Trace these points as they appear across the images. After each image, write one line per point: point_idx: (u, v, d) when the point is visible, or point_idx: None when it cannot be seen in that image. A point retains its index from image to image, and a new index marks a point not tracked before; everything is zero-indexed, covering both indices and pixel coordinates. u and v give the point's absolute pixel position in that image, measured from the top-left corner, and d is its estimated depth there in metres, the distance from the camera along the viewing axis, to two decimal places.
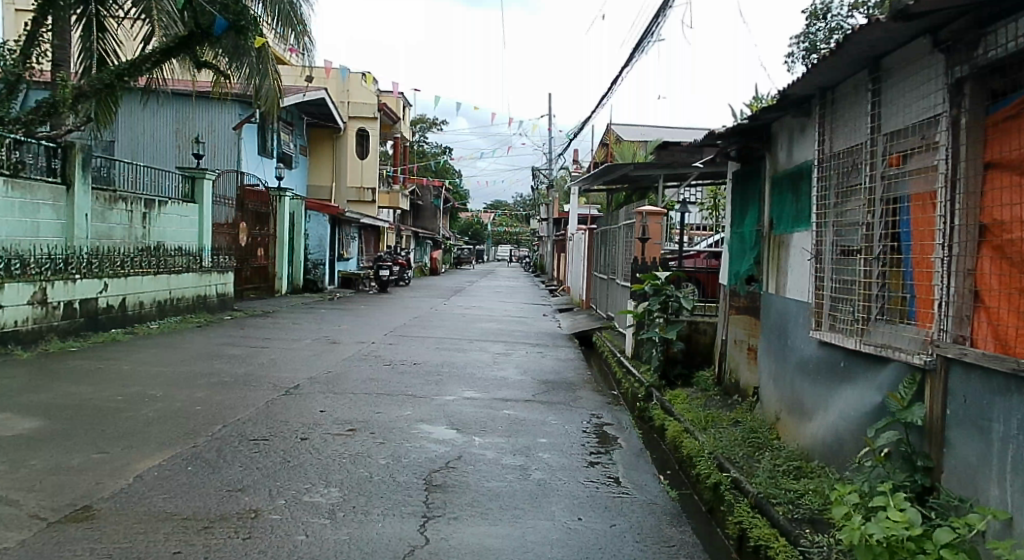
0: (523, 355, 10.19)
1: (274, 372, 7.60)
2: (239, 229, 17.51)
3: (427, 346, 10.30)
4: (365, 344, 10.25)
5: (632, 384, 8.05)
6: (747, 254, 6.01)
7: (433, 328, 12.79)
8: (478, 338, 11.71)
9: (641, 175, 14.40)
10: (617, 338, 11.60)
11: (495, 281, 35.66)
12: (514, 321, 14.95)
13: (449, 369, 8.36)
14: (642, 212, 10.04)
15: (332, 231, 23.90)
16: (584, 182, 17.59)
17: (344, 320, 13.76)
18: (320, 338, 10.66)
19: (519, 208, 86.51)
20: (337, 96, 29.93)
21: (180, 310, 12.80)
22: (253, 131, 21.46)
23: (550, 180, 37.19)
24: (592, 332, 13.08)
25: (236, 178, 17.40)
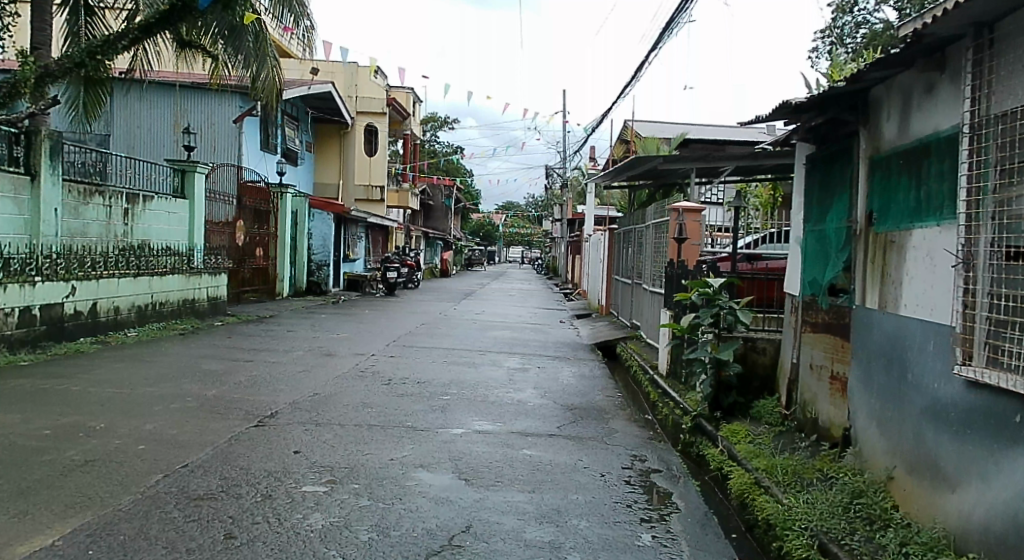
0: (542, 370, 8.96)
1: (251, 394, 6.41)
2: (236, 227, 16.38)
3: (434, 360, 9.10)
4: (364, 357, 9.06)
5: (675, 410, 6.84)
6: (829, 257, 4.79)
7: (442, 337, 11.58)
8: (492, 349, 10.50)
9: (670, 169, 13.16)
10: (647, 350, 10.36)
11: (507, 284, 34.43)
12: (530, 329, 13.72)
13: (458, 390, 7.15)
14: (679, 208, 8.78)
15: (338, 231, 22.78)
16: (605, 179, 16.42)
17: (345, 327, 12.60)
18: (314, 349, 9.49)
19: (531, 210, 85.57)
20: (344, 89, 28.75)
21: (164, 315, 11.67)
22: (256, 125, 20.39)
23: (564, 180, 36.10)
24: (617, 342, 11.84)
25: (234, 173, 16.28)
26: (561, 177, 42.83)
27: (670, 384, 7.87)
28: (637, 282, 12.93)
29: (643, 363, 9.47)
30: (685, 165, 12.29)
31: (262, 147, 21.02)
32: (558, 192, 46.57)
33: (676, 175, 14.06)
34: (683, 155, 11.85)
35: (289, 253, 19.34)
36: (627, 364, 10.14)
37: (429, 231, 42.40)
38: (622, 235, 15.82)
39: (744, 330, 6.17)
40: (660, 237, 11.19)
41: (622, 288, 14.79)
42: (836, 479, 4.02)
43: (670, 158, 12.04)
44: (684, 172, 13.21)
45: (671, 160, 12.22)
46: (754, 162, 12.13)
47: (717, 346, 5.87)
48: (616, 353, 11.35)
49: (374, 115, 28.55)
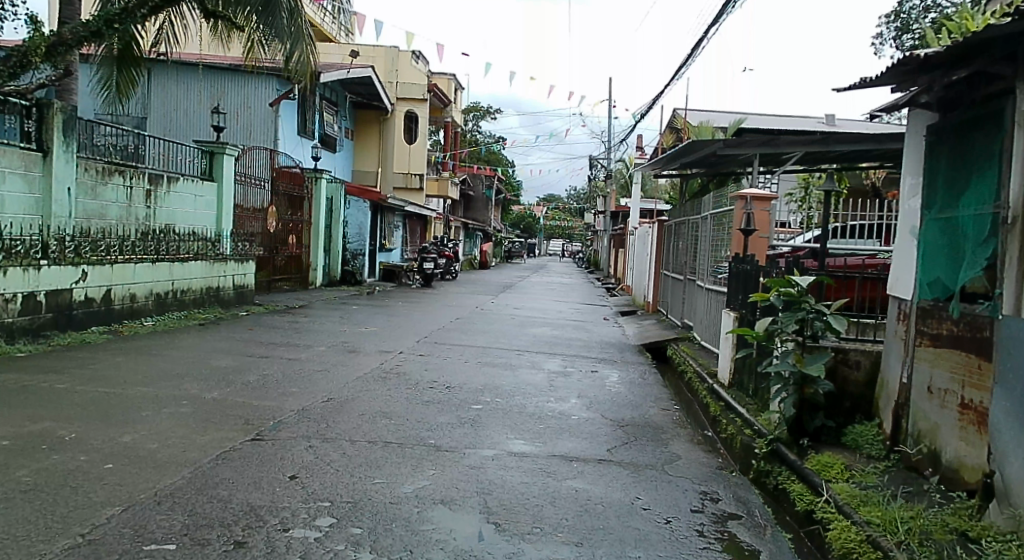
0: (587, 375, 8.01)
1: (258, 397, 5.62)
2: (269, 213, 15.74)
3: (467, 360, 8.23)
4: (392, 355, 8.25)
5: (743, 430, 5.84)
6: (962, 252, 3.77)
7: (477, 334, 10.72)
8: (532, 349, 9.60)
9: (729, 156, 12.08)
10: (704, 355, 9.33)
11: (547, 277, 33.50)
12: (573, 327, 12.77)
13: (493, 398, 6.27)
14: (747, 196, 7.72)
15: (375, 220, 22.09)
16: (655, 167, 15.39)
17: (375, 320, 11.84)
18: (338, 345, 8.71)
19: (572, 202, 84.49)
20: (385, 75, 28.04)
21: (186, 304, 11.03)
22: (293, 109, 19.81)
23: (608, 171, 35.02)
24: (668, 345, 10.81)
25: (269, 157, 15.63)
26: (604, 168, 41.74)
27: (733, 397, 6.86)
28: (693, 279, 11.88)
29: (699, 370, 8.45)
30: (748, 150, 11.18)
31: (299, 132, 20.42)
32: (601, 184, 45.45)
33: (734, 163, 12.95)
34: (746, 139, 10.77)
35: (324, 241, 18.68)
36: (682, 369, 9.13)
37: (469, 222, 41.68)
38: (673, 228, 14.74)
39: (832, 340, 5.16)
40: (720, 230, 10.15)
41: (673, 284, 13.73)
42: (984, 552, 2.99)
43: (732, 142, 10.94)
44: (745, 159, 12.09)
45: (733, 145, 11.13)
46: (824, 148, 11.00)
47: (803, 359, 4.88)
48: (668, 357, 10.34)
49: (414, 101, 27.81)
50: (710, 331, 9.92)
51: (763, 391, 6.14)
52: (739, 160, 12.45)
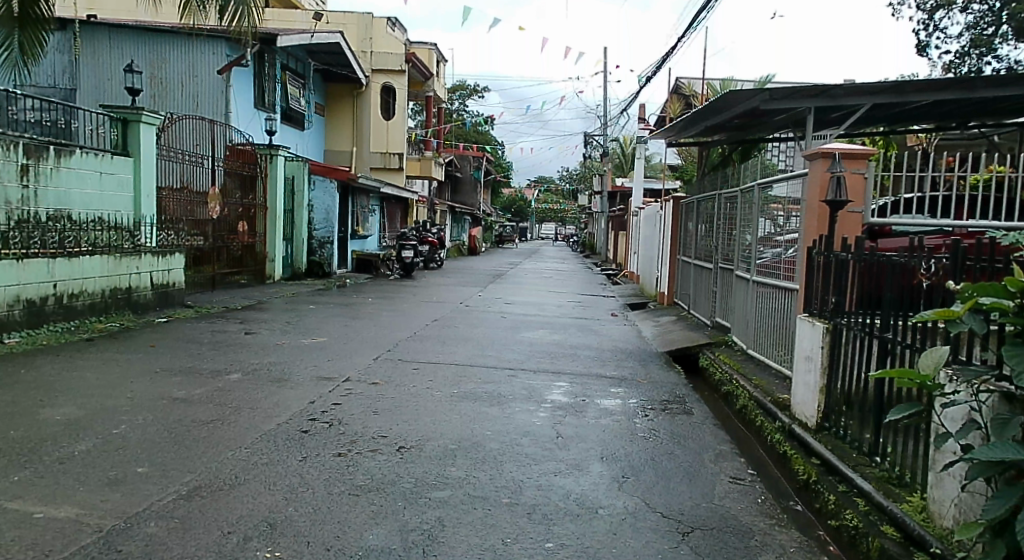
0: (609, 411, 5.66)
1: (52, 495, 3.25)
2: (212, 196, 13.29)
3: (439, 393, 5.87)
4: (333, 387, 5.88)
5: (879, 527, 3.53)
6: None
7: (458, 345, 8.34)
8: (530, 367, 7.27)
9: (768, 113, 9.70)
10: (758, 374, 7.02)
11: (541, 263, 31.34)
12: (577, 329, 10.42)
13: (469, 476, 3.92)
14: (834, 153, 5.41)
15: (347, 204, 19.66)
16: (668, 134, 13.10)
17: (330, 326, 9.45)
18: (263, 370, 6.35)
19: (565, 185, 82.42)
20: (358, 44, 25.48)
21: (78, 312, 8.56)
22: (246, 77, 17.35)
23: (606, 149, 32.76)
24: (703, 356, 8.52)
25: (209, 130, 13.18)
26: (599, 146, 39.36)
27: (835, 453, 4.55)
28: (728, 269, 9.54)
29: (761, 397, 6.13)
30: (798, 104, 8.80)
31: (255, 105, 17.97)
32: (597, 165, 43.26)
33: (771, 124, 10.57)
34: (800, 89, 8.38)
35: (284, 229, 16.34)
36: (732, 393, 6.80)
37: (457, 206, 39.41)
38: (694, 205, 12.35)
39: None
40: (779, 211, 7.84)
41: (697, 274, 11.39)
42: None
43: (783, 93, 8.54)
44: (789, 117, 9.72)
45: (781, 97, 8.74)
46: (897, 100, 8.66)
47: None
48: (706, 374, 8.00)
49: (391, 73, 25.30)
50: (767, 340, 7.59)
51: (906, 457, 3.84)
52: (780, 120, 10.06)
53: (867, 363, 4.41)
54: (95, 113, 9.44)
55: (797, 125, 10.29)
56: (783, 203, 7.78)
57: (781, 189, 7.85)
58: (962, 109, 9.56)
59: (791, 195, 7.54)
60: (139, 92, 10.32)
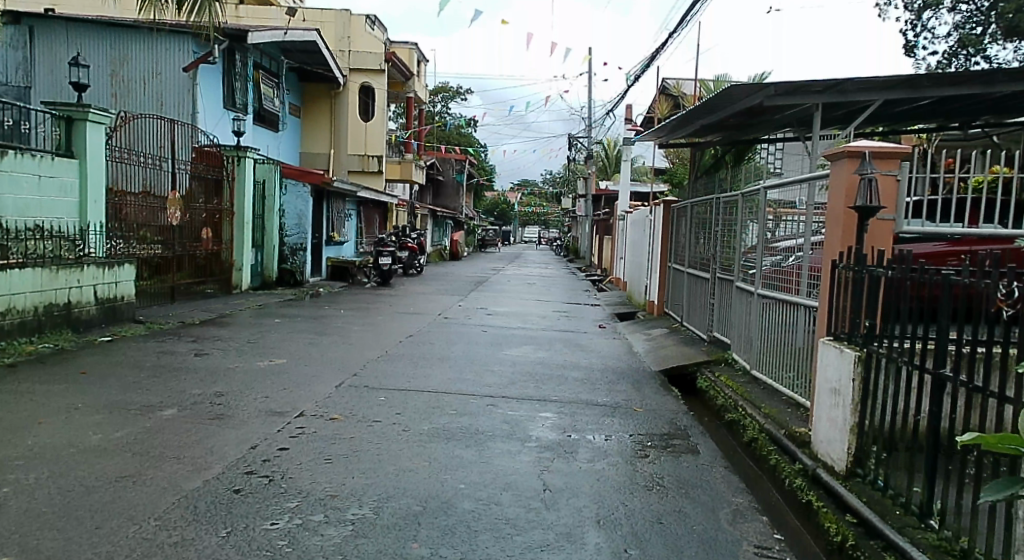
0: (602, 451, 4.89)
1: None
2: (173, 200, 12.34)
3: (406, 430, 5.08)
4: (283, 424, 5.07)
5: None
6: None
7: (433, 366, 7.54)
8: (512, 393, 6.50)
9: (770, 110, 8.99)
10: (766, 400, 6.29)
11: (525, 268, 30.62)
12: (563, 344, 9.66)
13: (434, 555, 3.13)
14: (865, 152, 4.70)
15: (321, 208, 18.77)
16: (658, 134, 12.41)
17: (294, 344, 8.59)
18: (205, 403, 5.51)
19: (549, 188, 81.79)
20: (336, 42, 24.62)
21: (6, 331, 7.63)
22: (213, 75, 16.46)
23: (590, 151, 32.11)
24: (702, 377, 7.78)
25: (169, 130, 12.24)
26: (583, 149, 38.71)
27: (873, 508, 3.81)
28: (726, 279, 8.83)
29: (774, 431, 5.38)
30: (804, 101, 8.09)
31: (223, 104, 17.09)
32: (581, 168, 42.59)
33: (771, 122, 9.87)
34: (808, 83, 7.67)
35: (252, 235, 15.43)
36: (738, 424, 6.05)
37: (439, 210, 38.56)
38: (687, 210, 11.64)
39: None
40: (786, 218, 7.13)
41: (692, 283, 10.68)
42: None
43: (789, 88, 7.80)
44: (793, 115, 9.00)
45: (786, 93, 8.01)
46: (909, 95, 8.00)
47: None
48: (707, 399, 7.26)
49: (370, 73, 24.41)
50: (774, 361, 6.88)
51: (974, 526, 3.10)
52: (782, 117, 9.35)
53: (915, 402, 3.69)
54: (34, 111, 8.51)
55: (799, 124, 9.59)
56: (790, 208, 7.06)
57: (786, 193, 7.13)
58: (973, 106, 8.94)
59: (800, 199, 6.81)
60: (85, 87, 9.41)
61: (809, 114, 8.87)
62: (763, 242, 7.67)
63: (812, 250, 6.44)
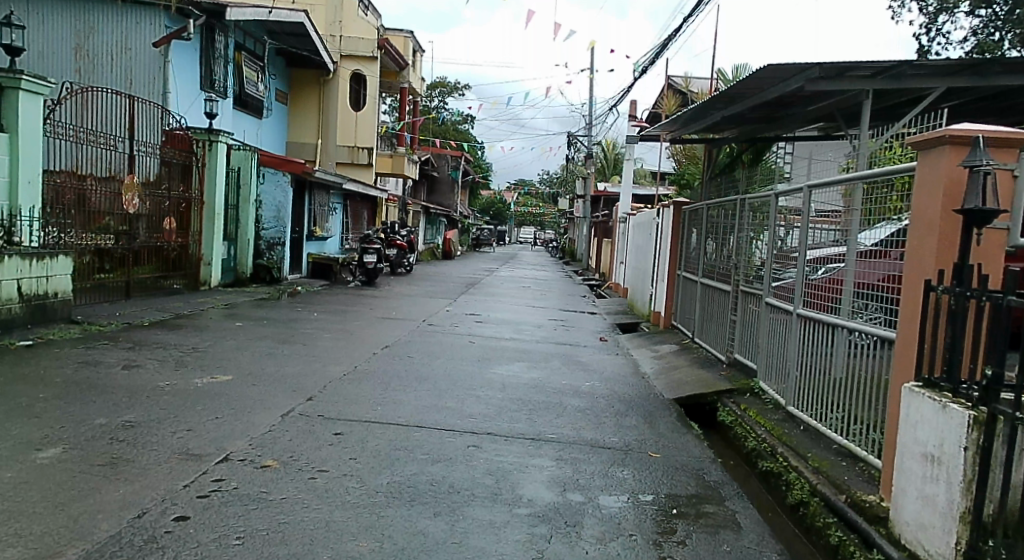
0: (615, 526, 3.70)
1: None
2: (128, 185, 11.09)
3: (359, 487, 3.87)
4: (196, 474, 3.84)
5: None
6: None
7: (406, 389, 6.31)
8: (500, 430, 5.30)
9: (807, 97, 7.75)
10: (811, 449, 5.10)
11: (520, 270, 29.42)
12: (561, 362, 8.45)
13: None
14: (977, 137, 3.52)
15: (301, 201, 17.53)
16: (669, 128, 11.24)
17: (248, 355, 7.37)
18: (104, 438, 4.28)
19: (546, 188, 80.65)
20: (325, 26, 23.31)
21: None
22: (188, 53, 15.41)
23: (590, 151, 30.92)
24: (725, 409, 6.59)
25: (127, 107, 10.98)
26: (582, 148, 37.48)
27: None
28: (751, 293, 7.66)
29: (832, 496, 4.20)
30: (852, 87, 6.88)
31: (199, 85, 15.94)
32: (579, 168, 41.38)
33: (803, 115, 8.70)
34: (862, 64, 6.44)
35: (224, 227, 14.18)
36: (780, 480, 4.87)
37: (433, 207, 37.33)
38: (701, 213, 10.45)
39: None
40: (832, 223, 5.95)
41: (706, 295, 9.50)
42: None
43: (837, 70, 6.57)
44: (834, 104, 7.80)
45: (832, 76, 6.78)
46: (975, 84, 6.82)
47: None
48: (732, 438, 6.08)
49: (362, 60, 23.32)
50: (817, 396, 5.69)
51: None
52: (822, 107, 8.13)
53: None
54: None
55: (842, 117, 8.37)
56: (835, 212, 5.89)
57: (830, 192, 5.96)
58: None
59: (847, 201, 5.65)
60: (18, 50, 8.17)
61: (853, 103, 7.67)
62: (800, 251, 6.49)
63: (859, 260, 5.32)
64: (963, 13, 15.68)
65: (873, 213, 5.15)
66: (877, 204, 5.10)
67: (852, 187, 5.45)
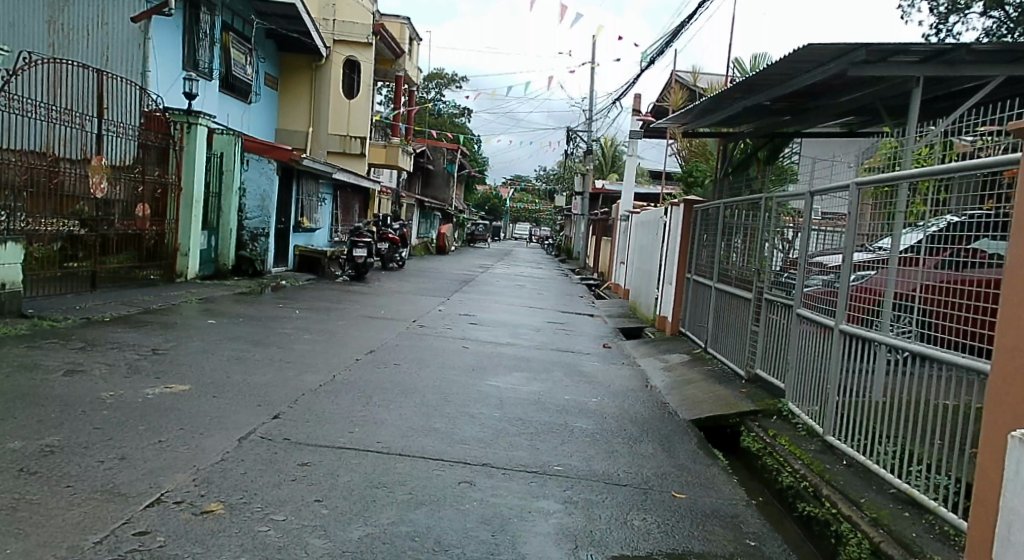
0: None
1: None
2: (96, 166, 10.20)
3: (321, 544, 3.07)
4: (115, 521, 3.05)
5: None
6: None
7: (389, 406, 5.52)
8: (497, 460, 4.52)
9: (842, 85, 7.00)
10: (863, 493, 4.33)
11: (516, 267, 28.63)
12: (563, 372, 7.68)
13: None
14: None
15: (287, 190, 16.70)
16: (679, 120, 10.49)
17: (214, 360, 6.57)
18: (10, 469, 3.47)
19: (542, 185, 79.87)
20: (319, 11, 22.57)
21: None
22: (171, 32, 14.62)
23: (589, 147, 30.16)
24: (751, 435, 5.83)
25: (96, 83, 10.13)
26: (581, 144, 36.71)
27: None
28: (776, 302, 6.91)
29: None
30: (898, 73, 6.14)
31: (182, 65, 15.12)
32: (576, 165, 40.59)
33: (834, 107, 7.94)
34: (917, 46, 5.69)
35: (203, 215, 13.32)
36: (828, 530, 4.12)
37: (427, 201, 36.50)
38: (713, 212, 9.70)
39: None
40: (863, 223, 5.24)
41: (721, 302, 8.75)
42: None
43: (884, 54, 5.82)
44: (875, 93, 7.10)
45: (877, 60, 6.03)
46: None
47: None
48: (761, 470, 5.31)
49: (356, 46, 22.50)
50: (858, 424, 4.91)
51: None
52: (857, 98, 7.39)
53: None
54: None
55: (883, 109, 7.69)
56: (873, 213, 5.13)
57: (872, 190, 5.16)
58: None
59: (890, 199, 4.89)
60: None
61: (898, 93, 6.99)
62: (834, 256, 5.74)
63: (902, 265, 4.64)
64: (985, 9, 14.96)
65: (923, 214, 4.42)
66: (929, 204, 4.37)
67: (896, 185, 4.73)
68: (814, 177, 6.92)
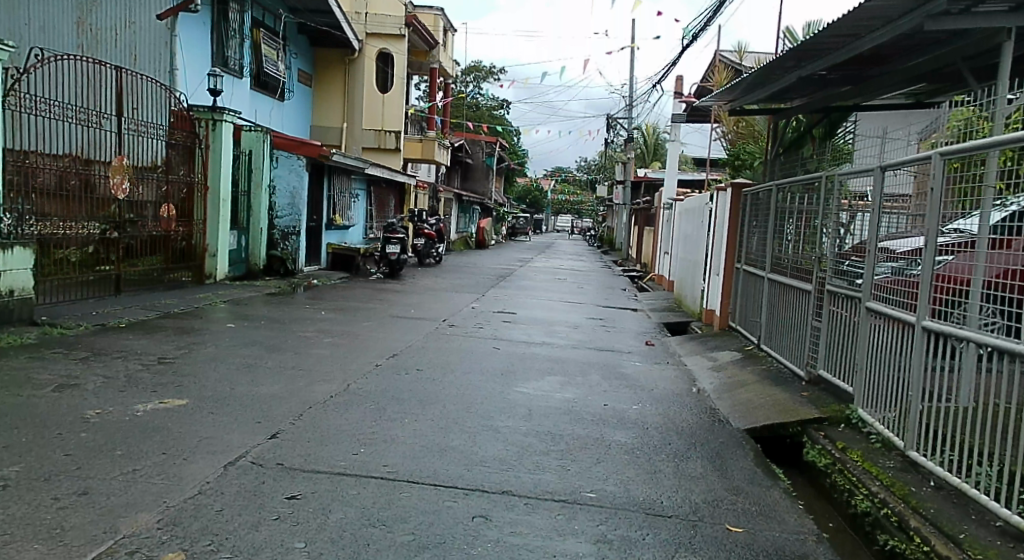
0: None
1: None
2: (117, 167, 9.85)
3: None
4: None
5: None
6: None
7: (402, 420, 4.94)
8: (518, 486, 3.90)
9: (916, 44, 6.14)
10: (961, 527, 3.57)
11: (556, 260, 27.97)
12: (600, 375, 7.01)
13: None
14: None
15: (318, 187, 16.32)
16: (726, 97, 9.67)
17: (222, 369, 6.09)
18: None
19: (584, 176, 78.81)
20: (351, 5, 22.13)
21: None
22: (197, 29, 14.31)
23: (630, 135, 29.22)
24: (815, 448, 5.08)
25: (115, 80, 9.77)
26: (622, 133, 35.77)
27: None
28: (839, 293, 6.12)
29: None
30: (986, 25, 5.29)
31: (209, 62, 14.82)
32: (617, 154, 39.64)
33: (903, 73, 7.06)
34: None
35: (231, 214, 13.01)
36: None
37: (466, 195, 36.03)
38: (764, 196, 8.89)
39: None
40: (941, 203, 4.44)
41: (776, 294, 7.95)
42: None
43: (970, 2, 4.98)
44: (955, 53, 6.22)
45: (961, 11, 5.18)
46: None
47: None
48: (830, 491, 4.57)
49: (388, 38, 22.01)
50: (943, 438, 4.14)
51: None
52: (931, 60, 6.51)
53: None
54: None
55: (963, 70, 6.77)
56: (954, 190, 4.33)
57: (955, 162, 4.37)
58: None
59: (980, 172, 4.09)
60: None
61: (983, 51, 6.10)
62: (907, 240, 4.93)
63: (995, 251, 3.86)
64: None
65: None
66: None
67: (986, 154, 3.92)
68: (883, 149, 6.06)
